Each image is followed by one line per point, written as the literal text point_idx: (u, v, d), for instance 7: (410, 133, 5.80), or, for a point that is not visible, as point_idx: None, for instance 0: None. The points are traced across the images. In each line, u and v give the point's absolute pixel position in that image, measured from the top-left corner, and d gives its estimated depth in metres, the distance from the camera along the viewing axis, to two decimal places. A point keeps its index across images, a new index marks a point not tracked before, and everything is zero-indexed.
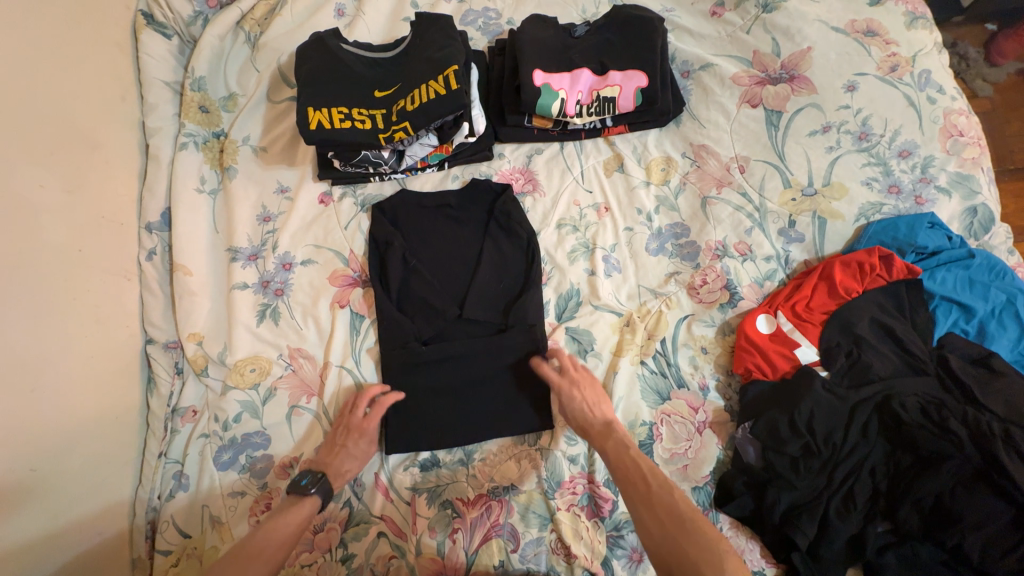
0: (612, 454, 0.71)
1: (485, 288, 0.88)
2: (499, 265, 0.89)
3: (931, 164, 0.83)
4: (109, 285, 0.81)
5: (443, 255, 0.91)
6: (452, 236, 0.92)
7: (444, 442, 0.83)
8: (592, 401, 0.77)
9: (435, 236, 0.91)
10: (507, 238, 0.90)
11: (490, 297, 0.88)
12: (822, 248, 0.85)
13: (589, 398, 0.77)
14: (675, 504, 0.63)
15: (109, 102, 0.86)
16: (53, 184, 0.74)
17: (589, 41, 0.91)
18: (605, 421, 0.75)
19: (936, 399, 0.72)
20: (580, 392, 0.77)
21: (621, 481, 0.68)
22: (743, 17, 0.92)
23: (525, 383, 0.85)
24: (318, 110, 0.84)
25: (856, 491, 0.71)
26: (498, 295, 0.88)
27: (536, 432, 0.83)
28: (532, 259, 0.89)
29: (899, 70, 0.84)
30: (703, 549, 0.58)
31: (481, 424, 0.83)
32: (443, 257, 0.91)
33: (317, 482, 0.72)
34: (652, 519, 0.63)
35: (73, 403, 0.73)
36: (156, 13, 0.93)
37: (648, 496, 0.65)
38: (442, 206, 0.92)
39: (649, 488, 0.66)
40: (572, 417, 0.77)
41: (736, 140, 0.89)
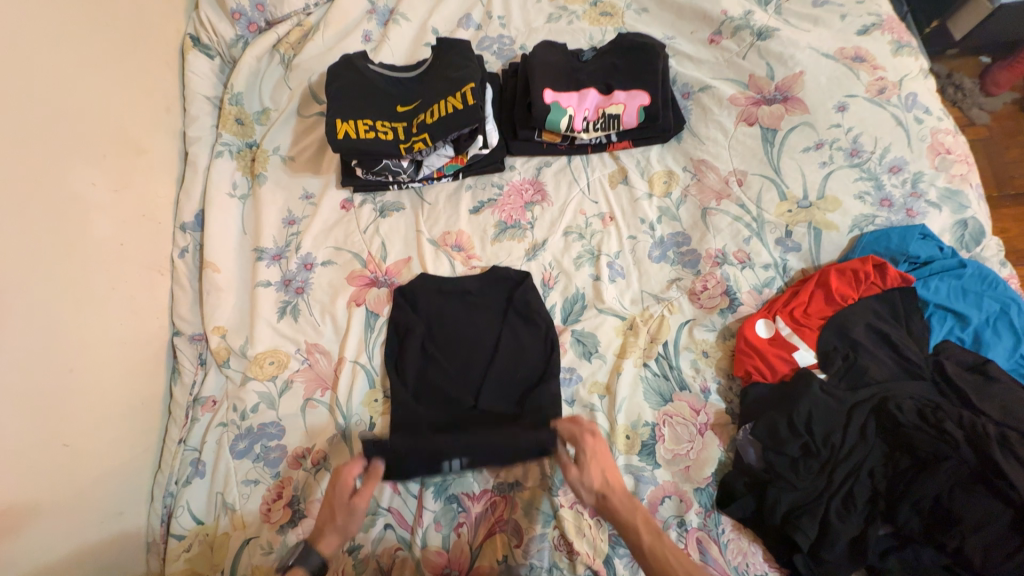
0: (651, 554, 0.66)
1: (502, 376, 0.87)
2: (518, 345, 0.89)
3: (921, 179, 0.87)
4: (145, 279, 0.87)
5: (460, 339, 0.90)
6: (471, 321, 0.91)
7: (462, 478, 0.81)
8: (608, 464, 0.74)
9: (450, 318, 0.91)
10: (527, 325, 0.90)
11: (505, 387, 0.87)
12: (818, 257, 0.88)
13: (604, 461, 0.74)
14: None
15: (155, 112, 0.94)
16: (102, 184, 0.81)
17: (595, 65, 0.99)
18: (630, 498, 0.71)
19: (932, 403, 0.74)
20: (598, 467, 0.73)
21: None
22: (739, 44, 0.99)
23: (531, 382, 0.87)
24: (345, 122, 0.91)
25: (854, 492, 0.72)
26: (515, 384, 0.87)
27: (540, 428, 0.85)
28: (551, 349, 0.88)
29: (887, 93, 0.90)
30: None
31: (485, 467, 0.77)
32: (460, 342, 0.90)
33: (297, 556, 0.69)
34: None
35: (105, 385, 0.77)
36: (202, 36, 1.03)
37: None
38: (462, 292, 0.92)
39: None
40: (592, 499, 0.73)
41: (734, 155, 0.94)
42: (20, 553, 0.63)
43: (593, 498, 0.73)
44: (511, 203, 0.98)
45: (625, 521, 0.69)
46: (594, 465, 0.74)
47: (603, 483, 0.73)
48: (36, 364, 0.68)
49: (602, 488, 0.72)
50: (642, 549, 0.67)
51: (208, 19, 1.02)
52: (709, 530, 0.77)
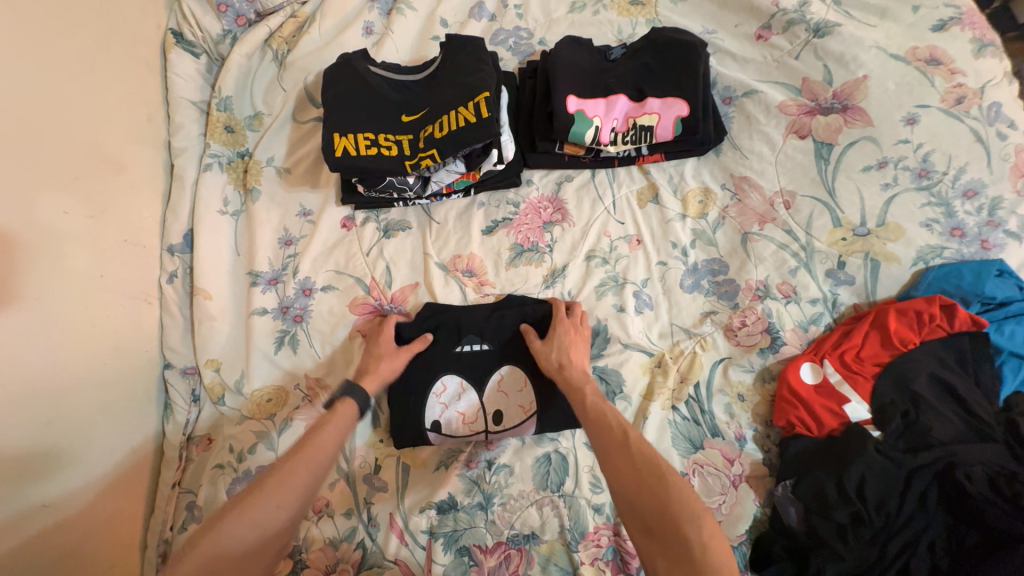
0: (592, 407, 0.68)
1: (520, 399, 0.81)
2: (539, 372, 0.82)
3: (1000, 206, 0.76)
4: (131, 310, 0.80)
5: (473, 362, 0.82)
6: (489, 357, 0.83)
7: (453, 374, 0.82)
8: (575, 342, 0.78)
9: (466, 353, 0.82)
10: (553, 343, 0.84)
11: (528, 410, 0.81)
12: (873, 292, 0.79)
13: (573, 338, 0.78)
14: (652, 452, 0.61)
15: (135, 122, 0.85)
16: (77, 211, 0.73)
17: (626, 65, 0.87)
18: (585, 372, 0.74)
19: (1005, 470, 0.65)
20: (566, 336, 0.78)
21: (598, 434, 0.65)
22: (792, 42, 0.86)
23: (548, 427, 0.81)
24: (343, 135, 0.82)
25: (913, 568, 0.64)
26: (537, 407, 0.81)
27: (556, 478, 0.79)
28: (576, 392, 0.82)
29: (966, 102, 0.78)
30: (681, 501, 0.56)
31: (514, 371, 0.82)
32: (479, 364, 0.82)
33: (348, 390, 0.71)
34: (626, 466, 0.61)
35: (89, 434, 0.71)
36: (185, 32, 0.92)
37: (624, 442, 0.63)
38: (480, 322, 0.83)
39: (626, 435, 0.63)
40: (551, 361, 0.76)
41: (781, 172, 0.83)
42: None
43: (552, 361, 0.76)
44: (528, 223, 0.89)
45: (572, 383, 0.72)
46: (563, 334, 0.78)
47: (564, 351, 0.77)
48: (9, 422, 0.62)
49: (564, 359, 0.76)
50: (580, 401, 0.70)
51: (192, 12, 0.92)
52: None
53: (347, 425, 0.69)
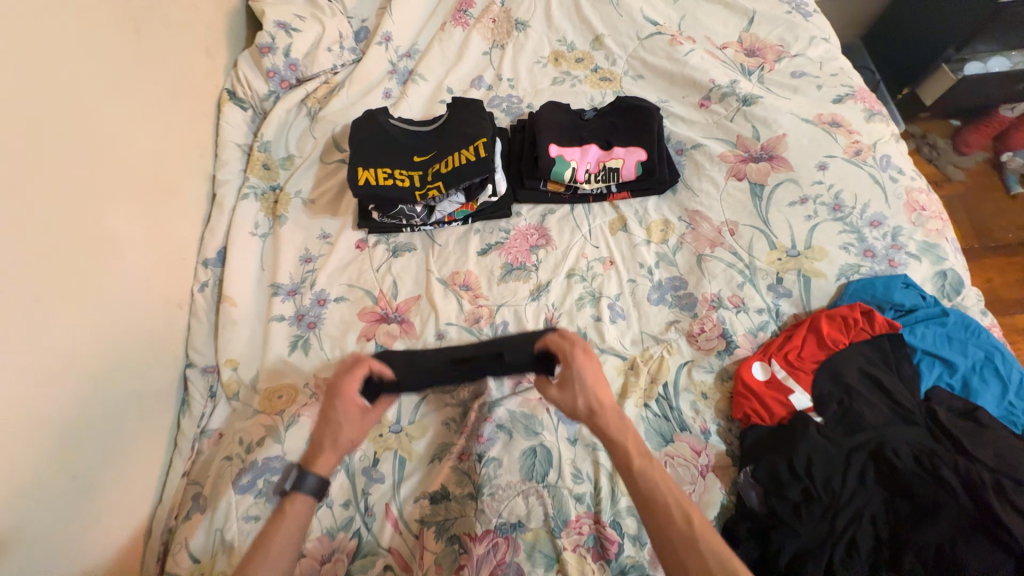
0: (643, 484, 0.70)
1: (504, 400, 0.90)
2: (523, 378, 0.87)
3: (900, 233, 0.94)
4: (165, 312, 0.91)
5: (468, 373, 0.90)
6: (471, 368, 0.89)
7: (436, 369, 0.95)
8: (602, 383, 0.79)
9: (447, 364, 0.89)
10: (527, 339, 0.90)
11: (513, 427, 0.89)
12: (808, 303, 0.93)
13: (600, 377, 0.79)
14: (720, 547, 0.63)
15: (190, 157, 1.01)
16: (135, 223, 0.87)
17: (596, 123, 1.09)
18: (622, 419, 0.76)
19: (928, 448, 0.75)
20: (584, 382, 0.79)
21: (654, 518, 0.67)
22: (727, 108, 1.09)
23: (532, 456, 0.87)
24: (366, 169, 0.99)
25: (858, 540, 0.71)
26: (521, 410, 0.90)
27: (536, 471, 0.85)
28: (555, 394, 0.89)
29: (863, 154, 0.99)
30: None
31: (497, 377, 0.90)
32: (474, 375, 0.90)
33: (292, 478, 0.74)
34: (689, 562, 0.63)
35: (115, 417, 0.78)
36: (238, 91, 1.13)
37: (687, 533, 0.64)
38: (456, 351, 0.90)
39: (691, 526, 0.64)
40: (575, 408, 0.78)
41: (725, 207, 1.01)
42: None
43: (584, 409, 0.78)
44: (517, 247, 1.04)
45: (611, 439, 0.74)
46: (581, 378, 0.79)
47: (589, 396, 0.78)
48: (64, 389, 0.71)
49: (596, 402, 0.77)
50: (630, 473, 0.71)
51: (245, 76, 1.13)
52: None
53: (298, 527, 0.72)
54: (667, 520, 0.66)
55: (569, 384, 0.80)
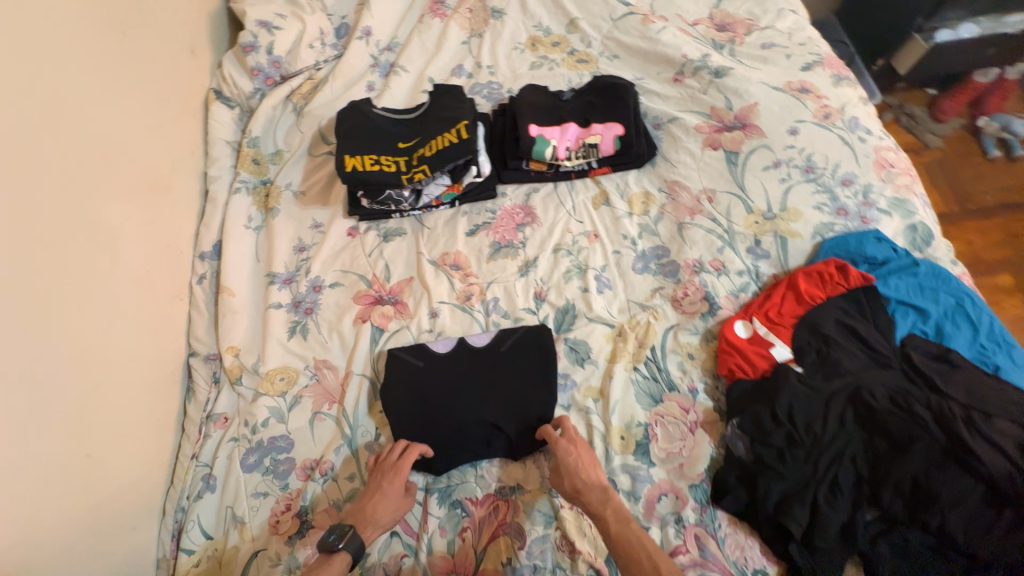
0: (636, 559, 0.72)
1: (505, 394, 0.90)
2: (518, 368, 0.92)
3: (871, 190, 0.97)
4: (166, 303, 0.94)
5: (470, 388, 0.90)
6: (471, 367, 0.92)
7: None
8: (586, 463, 0.81)
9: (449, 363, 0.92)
10: (523, 359, 0.93)
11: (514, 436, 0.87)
12: (787, 262, 0.96)
13: (585, 458, 0.81)
14: None
15: (181, 155, 1.05)
16: (133, 217, 0.90)
17: (574, 103, 1.12)
18: (604, 493, 0.78)
19: (903, 389, 0.78)
20: (571, 460, 0.81)
21: None
22: (700, 82, 1.13)
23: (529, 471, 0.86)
24: (353, 156, 1.02)
25: (840, 478, 0.75)
26: (519, 400, 0.90)
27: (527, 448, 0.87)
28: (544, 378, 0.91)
29: (832, 117, 1.02)
30: None
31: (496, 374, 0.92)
32: (476, 390, 0.91)
33: (344, 538, 0.74)
34: None
35: (123, 402, 0.82)
36: (224, 90, 1.16)
37: None
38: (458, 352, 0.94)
39: None
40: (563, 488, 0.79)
41: (703, 176, 1.05)
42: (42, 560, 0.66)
43: (568, 490, 0.79)
44: (504, 226, 1.07)
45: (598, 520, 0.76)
46: (570, 461, 0.81)
47: (577, 475, 0.79)
48: (74, 374, 0.74)
49: (581, 485, 0.78)
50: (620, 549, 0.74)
51: (230, 75, 1.16)
52: (706, 525, 0.80)
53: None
54: None
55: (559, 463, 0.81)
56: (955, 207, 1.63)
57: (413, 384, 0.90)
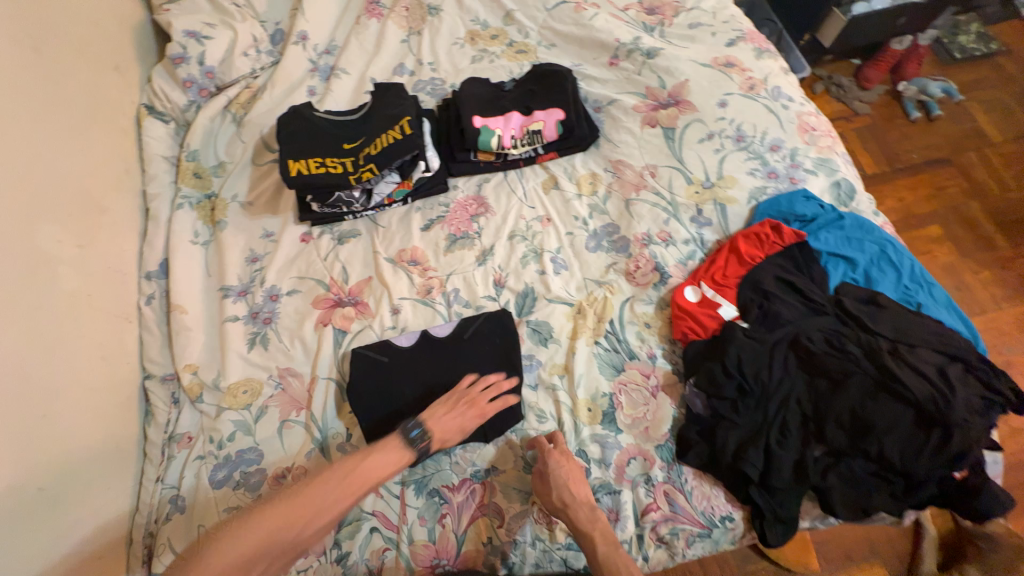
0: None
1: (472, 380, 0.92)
2: (485, 354, 0.94)
3: (797, 153, 1.04)
4: (114, 327, 0.91)
5: (437, 379, 0.92)
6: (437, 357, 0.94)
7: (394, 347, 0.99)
8: (576, 478, 0.81)
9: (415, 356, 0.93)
10: (487, 346, 0.95)
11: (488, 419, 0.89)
12: (728, 228, 1.02)
13: (575, 474, 0.81)
14: None
15: (115, 174, 1.01)
16: (67, 241, 0.87)
17: (516, 92, 1.15)
18: (591, 510, 0.79)
19: (837, 331, 0.85)
20: (562, 475, 0.80)
21: None
22: (634, 64, 1.17)
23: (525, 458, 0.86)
24: (297, 161, 1.02)
25: (788, 420, 0.81)
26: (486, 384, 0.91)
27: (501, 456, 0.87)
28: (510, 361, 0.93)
29: (756, 88, 1.09)
30: None
31: (463, 362, 0.93)
32: (444, 380, 0.92)
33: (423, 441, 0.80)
34: None
35: (76, 431, 0.79)
36: (156, 104, 1.12)
37: None
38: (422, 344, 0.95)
39: None
40: (551, 501, 0.79)
41: (644, 153, 1.09)
42: None
43: (557, 502, 0.78)
44: (458, 218, 1.08)
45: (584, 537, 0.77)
46: (561, 475, 0.80)
47: (566, 491, 0.79)
48: (18, 406, 0.72)
49: (569, 499, 0.78)
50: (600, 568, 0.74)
51: (161, 89, 1.12)
52: (674, 481, 0.85)
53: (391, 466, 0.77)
54: None
55: (549, 477, 0.80)
56: (885, 167, 1.75)
57: (381, 381, 0.91)
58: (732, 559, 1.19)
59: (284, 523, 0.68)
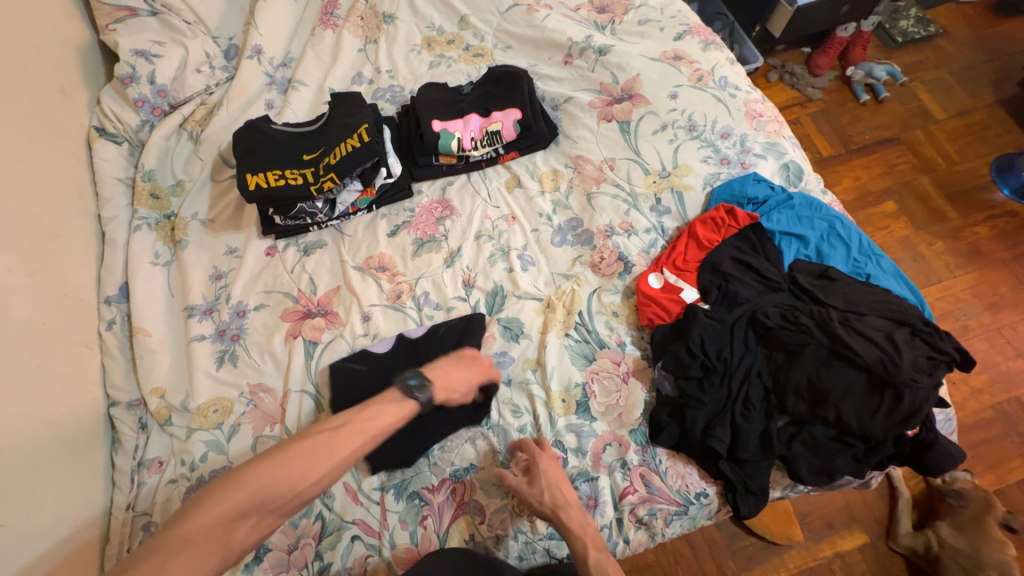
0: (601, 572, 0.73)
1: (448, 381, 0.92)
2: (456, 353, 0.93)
3: (746, 139, 1.08)
4: (73, 355, 0.89)
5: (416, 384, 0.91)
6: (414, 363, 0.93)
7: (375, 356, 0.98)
8: (561, 479, 0.82)
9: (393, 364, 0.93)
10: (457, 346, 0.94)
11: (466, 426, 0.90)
12: (686, 214, 1.05)
13: (561, 474, 0.83)
14: None
15: (67, 199, 0.99)
16: (18, 270, 0.84)
17: (473, 95, 1.17)
18: (578, 513, 0.80)
19: (792, 306, 0.89)
20: (550, 475, 0.81)
21: None
22: (587, 61, 1.20)
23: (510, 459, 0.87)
24: (256, 174, 1.02)
25: (751, 394, 0.85)
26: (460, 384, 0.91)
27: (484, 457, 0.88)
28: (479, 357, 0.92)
29: (704, 79, 1.13)
30: None
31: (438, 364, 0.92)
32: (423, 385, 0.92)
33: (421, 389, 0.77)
34: None
35: (38, 463, 0.77)
36: (107, 126, 1.10)
37: None
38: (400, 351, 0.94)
39: None
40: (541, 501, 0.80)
41: (602, 147, 1.12)
42: None
43: (546, 503, 0.79)
44: (424, 222, 1.09)
45: (572, 537, 0.77)
46: (550, 474, 0.81)
47: (552, 491, 0.80)
48: None
49: (557, 499, 0.79)
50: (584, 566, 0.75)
51: (112, 110, 1.10)
52: (649, 463, 0.87)
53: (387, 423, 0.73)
54: None
55: (537, 477, 0.81)
56: (839, 149, 1.82)
57: (355, 390, 0.91)
58: (720, 537, 1.21)
59: (279, 481, 0.63)
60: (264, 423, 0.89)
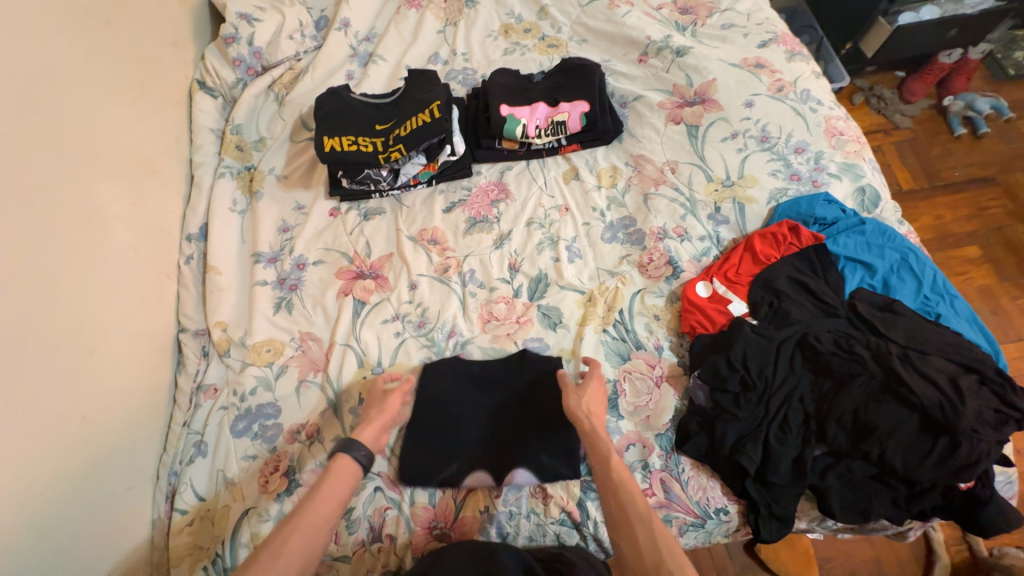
0: (615, 468, 0.74)
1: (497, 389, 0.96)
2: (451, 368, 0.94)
3: (822, 156, 1.03)
4: (155, 282, 0.99)
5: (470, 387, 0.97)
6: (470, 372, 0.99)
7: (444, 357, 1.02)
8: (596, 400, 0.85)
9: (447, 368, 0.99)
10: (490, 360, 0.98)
11: (501, 403, 0.92)
12: (744, 226, 1.02)
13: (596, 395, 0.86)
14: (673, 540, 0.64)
15: (166, 141, 1.09)
16: (122, 199, 0.95)
17: (543, 84, 1.18)
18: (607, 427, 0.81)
19: (846, 334, 0.84)
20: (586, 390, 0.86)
21: (617, 495, 0.71)
22: (663, 61, 1.18)
23: (540, 412, 0.90)
24: (331, 138, 1.08)
25: (789, 417, 0.82)
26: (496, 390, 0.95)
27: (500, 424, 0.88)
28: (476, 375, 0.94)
29: (785, 90, 1.09)
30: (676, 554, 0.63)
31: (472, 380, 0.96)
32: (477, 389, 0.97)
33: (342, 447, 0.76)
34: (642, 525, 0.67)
35: (116, 370, 0.87)
36: (207, 80, 1.20)
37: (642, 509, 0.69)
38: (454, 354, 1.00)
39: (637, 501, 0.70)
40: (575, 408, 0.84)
41: (666, 148, 1.10)
42: (47, 504, 0.72)
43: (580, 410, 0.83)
44: (479, 202, 1.12)
45: (598, 436, 0.78)
46: (592, 389, 0.86)
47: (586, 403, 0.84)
48: (73, 340, 0.80)
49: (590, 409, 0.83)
50: (603, 459, 0.76)
51: (213, 66, 1.20)
52: (671, 469, 0.86)
53: (344, 486, 0.74)
54: (630, 502, 0.70)
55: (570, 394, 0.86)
56: (923, 183, 1.69)
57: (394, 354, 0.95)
58: (730, 564, 1.18)
59: None
60: (310, 368, 0.95)
